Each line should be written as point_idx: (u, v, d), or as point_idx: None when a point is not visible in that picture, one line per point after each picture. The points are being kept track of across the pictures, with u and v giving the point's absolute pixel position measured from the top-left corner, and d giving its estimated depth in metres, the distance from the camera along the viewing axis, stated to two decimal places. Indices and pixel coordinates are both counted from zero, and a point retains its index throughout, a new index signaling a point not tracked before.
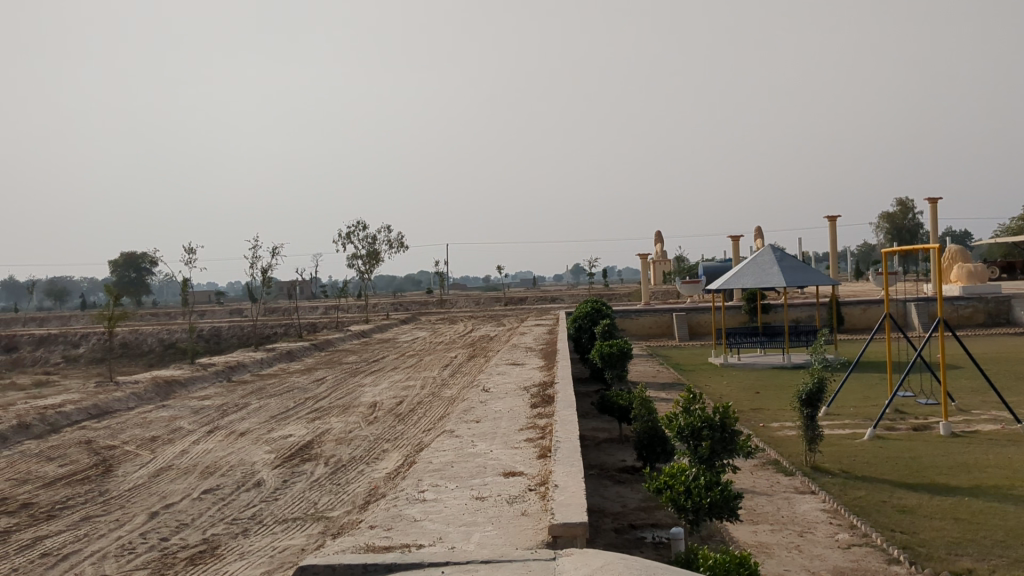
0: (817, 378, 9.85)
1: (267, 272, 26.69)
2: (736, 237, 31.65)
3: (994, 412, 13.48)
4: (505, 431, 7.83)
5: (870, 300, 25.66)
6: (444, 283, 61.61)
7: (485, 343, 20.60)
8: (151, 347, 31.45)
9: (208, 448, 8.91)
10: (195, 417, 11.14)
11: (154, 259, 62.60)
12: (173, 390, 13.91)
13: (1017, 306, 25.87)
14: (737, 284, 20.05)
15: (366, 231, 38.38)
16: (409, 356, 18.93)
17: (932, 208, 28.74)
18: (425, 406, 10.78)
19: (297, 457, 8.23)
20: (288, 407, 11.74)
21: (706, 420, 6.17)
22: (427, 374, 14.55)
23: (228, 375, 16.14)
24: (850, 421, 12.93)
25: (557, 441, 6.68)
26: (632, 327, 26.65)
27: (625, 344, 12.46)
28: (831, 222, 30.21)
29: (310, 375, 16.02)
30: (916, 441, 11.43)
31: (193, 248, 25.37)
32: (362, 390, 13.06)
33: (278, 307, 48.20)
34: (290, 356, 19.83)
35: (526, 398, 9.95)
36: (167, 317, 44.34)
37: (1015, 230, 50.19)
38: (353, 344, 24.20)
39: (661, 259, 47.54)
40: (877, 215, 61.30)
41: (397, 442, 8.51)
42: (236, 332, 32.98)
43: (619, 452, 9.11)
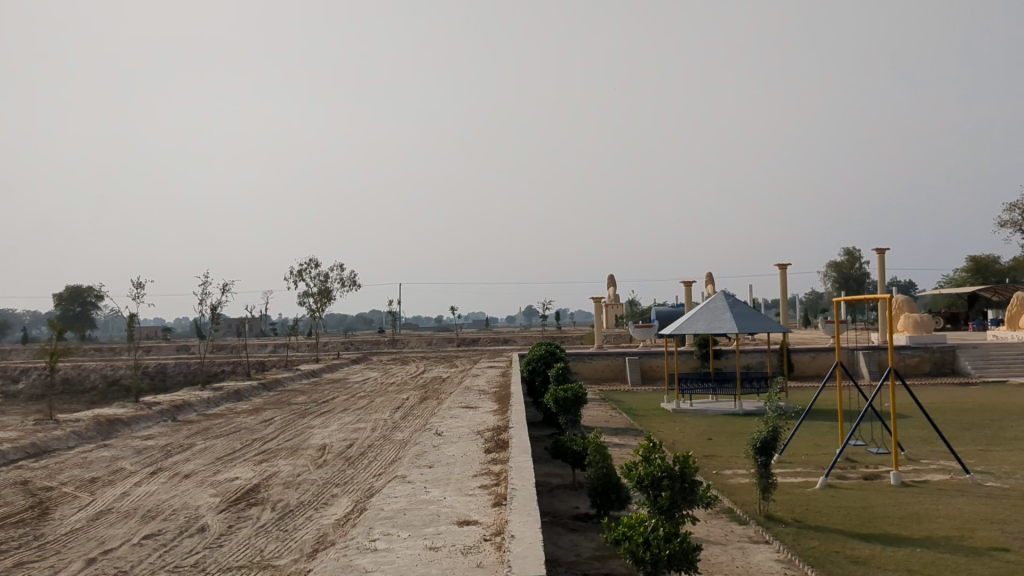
0: (771, 426, 9.83)
1: (216, 308, 26.25)
2: (688, 283, 31.87)
3: (943, 461, 13.59)
4: (458, 477, 7.67)
5: (820, 348, 25.92)
6: (396, 323, 61.23)
7: (437, 385, 20.37)
8: (94, 384, 30.67)
9: (150, 491, 8.60)
10: (138, 458, 10.79)
11: (100, 294, 61.45)
12: (115, 429, 13.49)
13: (961, 357, 26.32)
14: (689, 330, 20.10)
15: (318, 269, 38.06)
16: (360, 397, 18.63)
17: (880, 259, 29.22)
18: (376, 449, 10.57)
19: (243, 501, 7.97)
20: (235, 448, 11.44)
21: (666, 469, 6.11)
22: (378, 416, 14.31)
23: (173, 414, 15.73)
24: (802, 469, 12.94)
25: (513, 489, 6.54)
26: (585, 371, 26.59)
27: (580, 388, 12.37)
28: (782, 270, 30.56)
29: (258, 415, 15.67)
30: (868, 491, 11.44)
31: (140, 282, 24.86)
32: (311, 432, 12.78)
33: (226, 344, 47.38)
34: (237, 395, 19.41)
35: (479, 443, 9.79)
36: (111, 353, 43.40)
37: (958, 282, 51.34)
38: (302, 383, 23.82)
39: (613, 303, 47.77)
40: (825, 264, 62.37)
41: (346, 487, 8.30)
42: (182, 370, 32.32)
43: (573, 499, 8.97)
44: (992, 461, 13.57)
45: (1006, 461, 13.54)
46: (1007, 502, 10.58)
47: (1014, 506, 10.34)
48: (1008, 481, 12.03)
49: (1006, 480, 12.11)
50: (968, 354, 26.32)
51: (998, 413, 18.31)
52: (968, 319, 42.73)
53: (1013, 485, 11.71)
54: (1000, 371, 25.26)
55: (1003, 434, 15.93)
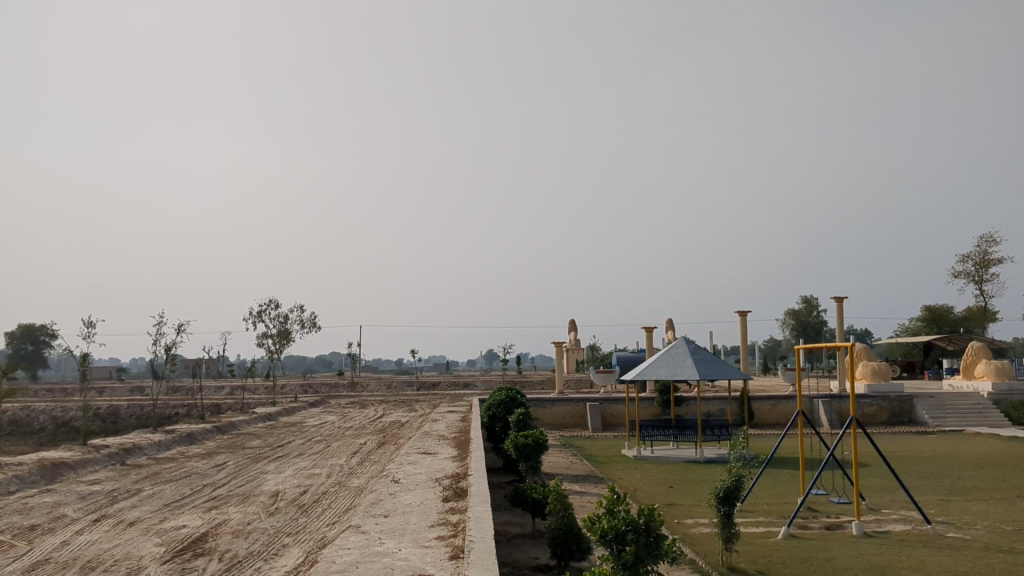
0: (734, 476, 9.65)
1: (171, 348, 25.67)
2: (650, 329, 31.87)
3: (904, 511, 13.51)
4: (414, 527, 7.41)
5: (779, 396, 25.94)
6: (356, 367, 60.64)
7: (396, 430, 20.00)
8: (43, 426, 29.85)
9: (92, 539, 8.23)
10: (81, 504, 10.38)
11: (54, 333, 60.20)
12: (60, 473, 13.02)
13: (919, 406, 26.47)
14: (650, 376, 20.00)
15: (278, 310, 37.62)
16: (317, 441, 18.21)
17: (839, 308, 29.41)
18: (331, 496, 10.27)
19: (188, 552, 7.63)
20: (184, 494, 11.06)
21: (630, 524, 5.93)
22: (335, 461, 13.97)
23: (122, 458, 15.25)
24: (764, 519, 12.79)
25: (471, 542, 6.31)
26: (545, 417, 26.35)
27: (540, 435, 12.14)
28: (742, 317, 30.67)
29: (210, 459, 15.24)
30: (830, 541, 11.33)
31: (91, 320, 24.29)
32: (264, 478, 12.44)
33: (182, 386, 46.55)
34: (189, 439, 18.91)
35: (437, 491, 9.54)
36: (62, 394, 42.37)
37: (914, 332, 51.97)
38: (257, 427, 23.32)
39: (574, 348, 47.64)
40: (783, 312, 62.90)
41: (298, 537, 8.00)
42: (134, 411, 31.61)
43: (532, 550, 8.73)
44: (952, 511, 13.52)
45: (966, 512, 13.49)
46: (969, 554, 10.50)
47: (976, 558, 10.26)
48: (968, 531, 11.97)
49: (967, 530, 12.06)
50: (925, 403, 26.47)
51: (957, 463, 18.34)
52: (923, 368, 43.19)
53: (974, 536, 11.65)
54: (956, 420, 25.41)
55: (962, 484, 15.93)
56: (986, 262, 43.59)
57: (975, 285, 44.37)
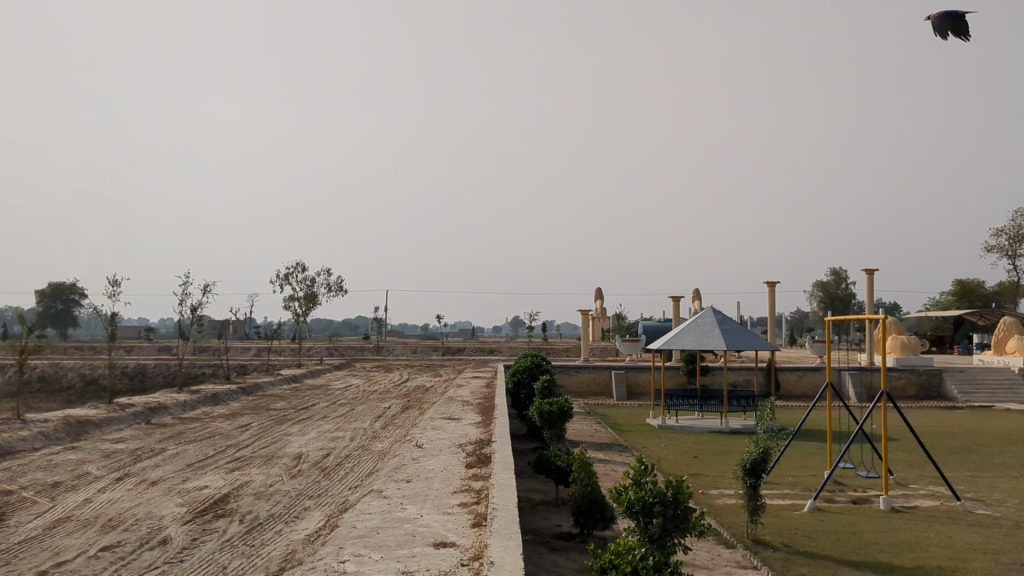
0: (762, 447, 9.45)
1: (197, 308, 25.74)
2: (676, 298, 31.61)
3: (933, 487, 13.29)
4: (436, 493, 7.32)
5: (807, 368, 25.66)
6: (381, 331, 60.81)
7: (420, 395, 19.95)
8: (71, 382, 30.18)
9: (114, 498, 8.21)
10: (105, 462, 10.39)
11: (82, 293, 60.61)
12: (85, 431, 13.07)
13: (948, 380, 26.12)
14: (676, 345, 19.81)
15: (304, 273, 37.68)
16: (340, 404, 18.18)
17: (869, 280, 28.99)
18: (354, 459, 10.21)
19: (210, 513, 7.57)
20: (207, 454, 11.05)
21: (657, 495, 5.79)
22: (358, 425, 13.93)
23: (147, 417, 15.30)
24: (789, 491, 12.63)
25: (494, 510, 6.20)
26: (570, 384, 26.26)
27: (565, 403, 12.02)
28: (770, 287, 30.33)
29: (234, 420, 15.27)
30: (856, 515, 11.16)
31: (116, 279, 24.37)
32: (287, 439, 12.42)
33: (209, 346, 46.90)
34: (214, 399, 18.99)
35: (460, 457, 9.45)
36: (91, 352, 42.83)
37: (944, 305, 51.34)
38: (282, 388, 23.40)
39: (600, 315, 47.46)
40: (811, 284, 62.33)
41: (319, 500, 7.94)
42: (161, 370, 31.89)
43: (555, 517, 8.64)
44: (982, 488, 13.29)
45: (995, 489, 13.25)
46: (999, 531, 10.29)
47: (1006, 536, 10.06)
48: (998, 509, 11.75)
49: (997, 508, 11.83)
50: (954, 378, 26.11)
51: (986, 439, 18.05)
52: (953, 342, 42.67)
53: (1004, 513, 11.42)
54: (986, 395, 25.06)
55: (992, 460, 15.66)
56: (1020, 237, 42.85)
57: (1008, 259, 43.65)
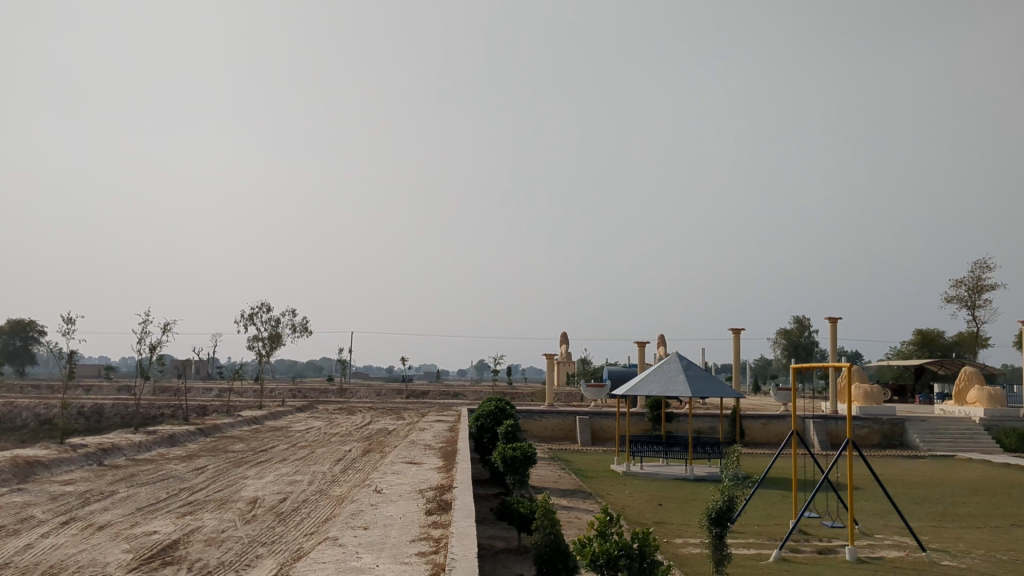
0: (727, 496, 9.25)
1: (156, 346, 25.24)
2: (642, 343, 31.56)
3: (898, 537, 13.18)
4: (394, 541, 7.08)
5: (771, 416, 25.62)
6: (345, 373, 60.16)
7: (383, 438, 19.62)
8: (24, 422, 29.42)
9: (57, 544, 7.87)
10: (51, 505, 10.01)
11: (42, 330, 59.31)
12: (33, 472, 12.63)
13: (910, 429, 26.19)
14: (641, 391, 19.69)
15: (269, 313, 37.30)
16: (301, 447, 17.81)
17: (833, 327, 29.09)
18: (311, 505, 9.94)
19: (157, 560, 7.28)
20: (159, 498, 10.69)
21: (623, 548, 5.62)
22: (317, 469, 13.60)
23: (99, 458, 14.86)
24: (755, 541, 12.46)
25: (452, 561, 5.98)
26: (535, 429, 26.02)
27: (529, 448, 11.80)
28: (735, 334, 30.37)
29: (190, 462, 14.88)
30: (822, 566, 11.00)
31: (72, 315, 23.87)
32: (244, 483, 12.09)
33: (170, 386, 46.10)
34: (170, 440, 18.54)
35: (420, 503, 9.22)
36: (48, 391, 41.89)
37: (907, 355, 51.80)
38: (241, 430, 22.93)
39: (566, 359, 47.31)
40: (776, 331, 62.67)
41: (272, 548, 7.66)
42: (118, 411, 31.23)
43: (516, 566, 8.41)
44: (947, 539, 13.20)
45: (959, 539, 13.16)
46: None
47: None
48: (963, 560, 11.64)
49: (962, 559, 11.71)
50: (917, 427, 26.19)
51: (950, 489, 18.02)
52: (915, 391, 42.97)
53: (969, 565, 11.30)
54: (948, 445, 25.14)
55: (955, 511, 15.61)
56: (979, 287, 43.40)
57: (968, 309, 44.15)
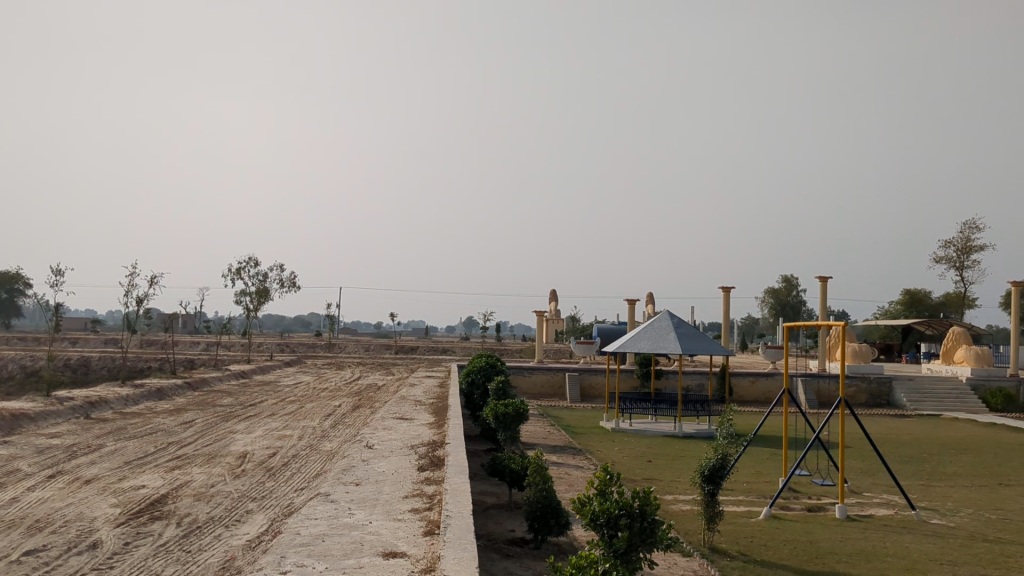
0: (720, 453, 9.17)
1: (142, 300, 25.05)
2: (631, 301, 31.52)
3: (887, 495, 13.20)
4: (386, 497, 7.00)
5: (760, 373, 25.67)
6: (333, 329, 60.09)
7: (372, 393, 19.54)
8: (11, 374, 29.27)
9: (43, 497, 7.75)
10: (37, 458, 9.87)
11: (29, 283, 58.80)
12: (20, 425, 12.49)
13: (897, 389, 26.29)
14: (631, 348, 19.63)
15: (257, 267, 37.10)
16: (290, 402, 17.72)
17: (822, 286, 29.07)
18: (301, 459, 9.84)
19: (145, 515, 7.17)
20: (147, 452, 10.57)
21: (624, 507, 5.53)
22: (307, 423, 13.51)
23: (86, 411, 14.74)
24: (745, 499, 12.46)
25: (447, 517, 5.90)
26: (523, 385, 26.01)
27: (521, 405, 11.70)
28: (726, 293, 30.33)
29: (178, 416, 14.73)
30: (812, 524, 10.99)
31: (59, 267, 23.62)
32: (232, 438, 11.96)
33: (157, 340, 45.96)
34: (159, 394, 18.43)
35: (412, 458, 9.14)
36: (34, 344, 41.75)
37: (894, 314, 51.98)
38: (229, 384, 22.88)
39: (554, 316, 47.33)
40: (763, 290, 62.79)
41: (263, 502, 7.57)
42: (106, 363, 31.11)
43: (508, 522, 8.34)
44: (936, 497, 13.21)
45: (948, 498, 13.19)
46: (954, 542, 10.10)
47: (962, 547, 9.83)
48: (952, 519, 11.64)
49: (951, 518, 11.72)
50: (904, 386, 26.28)
51: (938, 448, 18.09)
52: (901, 350, 43.21)
53: (959, 524, 11.31)
54: (935, 404, 25.26)
55: (943, 470, 15.66)
56: (968, 249, 43.42)
57: (955, 270, 44.23)
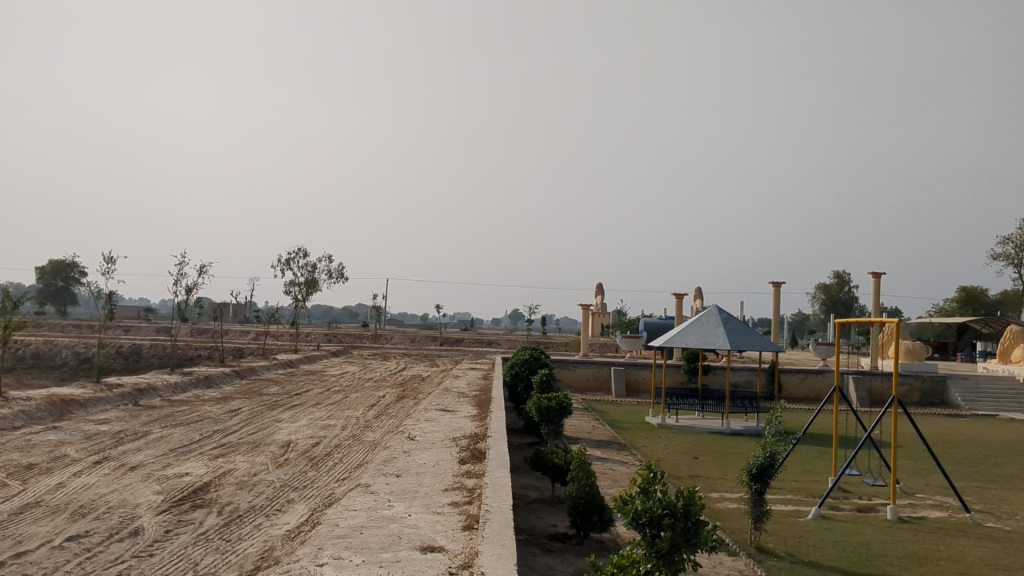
0: (768, 452, 8.97)
1: (192, 290, 25.32)
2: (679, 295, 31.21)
3: (940, 497, 12.85)
4: (427, 490, 6.92)
5: (810, 370, 25.25)
6: (381, 320, 60.40)
7: (416, 384, 19.52)
8: (65, 360, 29.81)
9: (88, 483, 7.80)
10: (84, 445, 9.96)
11: (84, 271, 59.94)
12: (69, 411, 12.64)
13: (952, 388, 25.68)
14: (678, 343, 19.39)
15: (306, 259, 37.38)
16: (335, 392, 17.76)
17: (875, 282, 28.49)
18: (344, 450, 9.81)
19: (187, 503, 7.17)
20: (192, 440, 10.62)
21: (667, 506, 5.39)
22: (351, 413, 13.50)
23: (135, 398, 14.89)
24: (793, 498, 12.21)
25: (487, 512, 5.80)
26: (568, 378, 25.86)
27: (564, 398, 11.58)
28: (776, 288, 29.87)
29: (225, 405, 14.81)
30: (862, 525, 10.72)
31: (111, 255, 23.94)
32: (277, 426, 11.98)
33: (207, 328, 46.56)
34: (207, 382, 18.58)
35: (454, 451, 9.06)
36: (89, 331, 42.53)
37: (950, 311, 50.84)
38: (276, 373, 23.04)
39: (601, 310, 47.07)
40: (814, 286, 61.86)
41: (304, 493, 7.54)
42: (156, 351, 31.54)
43: (550, 517, 8.23)
44: (991, 500, 12.84)
45: (1004, 501, 12.81)
46: (1011, 547, 9.78)
47: (1020, 552, 9.50)
48: (1009, 522, 11.29)
49: (1007, 521, 11.38)
50: (959, 385, 25.67)
51: (994, 449, 17.61)
52: (956, 349, 42.27)
53: (1016, 528, 10.97)
54: (991, 404, 24.63)
55: (999, 472, 15.23)
56: None
57: (1014, 267, 43.14)
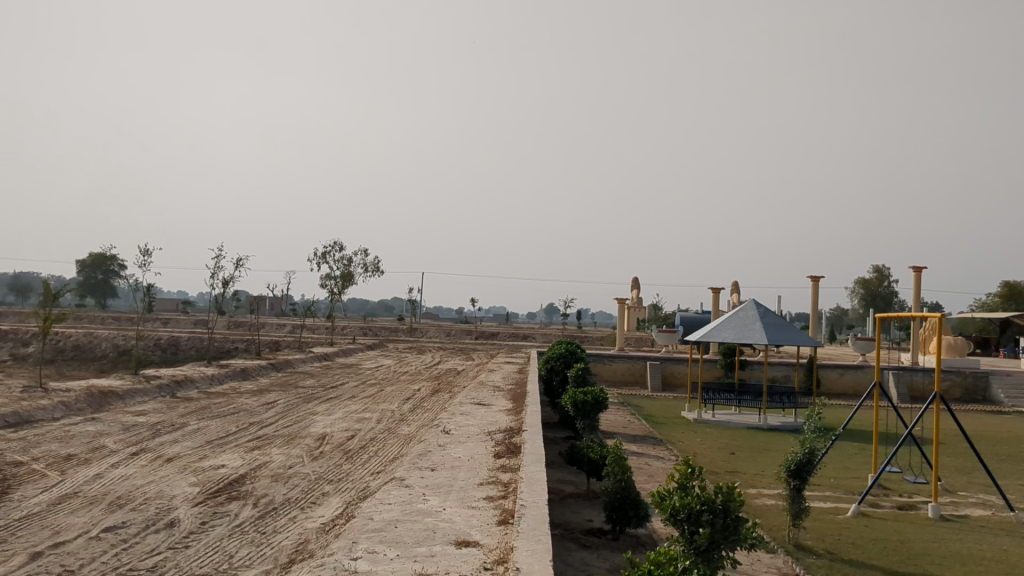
0: (808, 447, 8.82)
1: (228, 283, 25.54)
2: (715, 290, 30.95)
3: (983, 495, 12.60)
4: (461, 484, 6.88)
5: (849, 366, 24.92)
6: (416, 314, 60.58)
7: (450, 378, 19.52)
8: (105, 352, 30.22)
9: (126, 475, 7.85)
10: (122, 436, 10.04)
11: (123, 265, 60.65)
12: (108, 402, 12.76)
13: (994, 385, 25.23)
14: (715, 338, 19.19)
15: (342, 252, 37.58)
16: (370, 385, 17.81)
17: (916, 277, 28.05)
18: (378, 443, 9.80)
19: (223, 495, 7.19)
20: (228, 432, 10.68)
21: (706, 502, 5.30)
22: (386, 406, 13.52)
23: (173, 390, 15.02)
24: (832, 495, 12.03)
25: (521, 507, 5.74)
26: (604, 373, 25.74)
27: (600, 393, 11.47)
28: (814, 283, 29.52)
29: (261, 397, 14.89)
30: (903, 523, 10.54)
31: (148, 248, 24.23)
32: (312, 419, 12.02)
33: (244, 321, 46.96)
34: (243, 374, 18.70)
35: (488, 445, 9.01)
36: (129, 324, 43.07)
37: (993, 307, 49.95)
38: (312, 366, 23.17)
39: (636, 304, 46.85)
40: (853, 281, 61.12)
41: (339, 485, 7.53)
42: (194, 344, 31.87)
43: (585, 512, 8.16)
44: None
45: None
46: None
47: None
48: None
49: None
50: (1001, 382, 25.21)
51: None
52: (999, 345, 41.51)
53: None
54: None
55: None
56: None
57: None
